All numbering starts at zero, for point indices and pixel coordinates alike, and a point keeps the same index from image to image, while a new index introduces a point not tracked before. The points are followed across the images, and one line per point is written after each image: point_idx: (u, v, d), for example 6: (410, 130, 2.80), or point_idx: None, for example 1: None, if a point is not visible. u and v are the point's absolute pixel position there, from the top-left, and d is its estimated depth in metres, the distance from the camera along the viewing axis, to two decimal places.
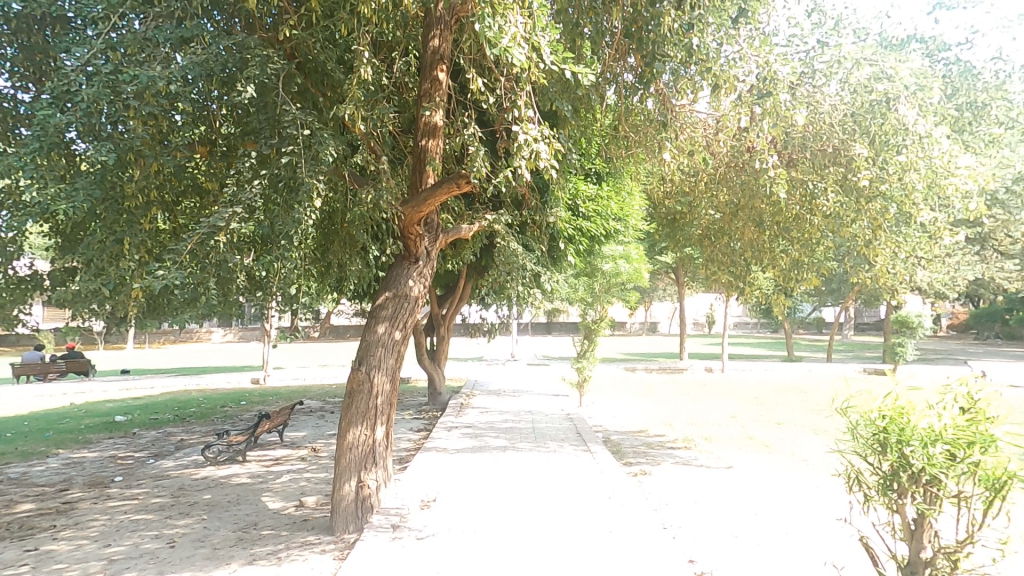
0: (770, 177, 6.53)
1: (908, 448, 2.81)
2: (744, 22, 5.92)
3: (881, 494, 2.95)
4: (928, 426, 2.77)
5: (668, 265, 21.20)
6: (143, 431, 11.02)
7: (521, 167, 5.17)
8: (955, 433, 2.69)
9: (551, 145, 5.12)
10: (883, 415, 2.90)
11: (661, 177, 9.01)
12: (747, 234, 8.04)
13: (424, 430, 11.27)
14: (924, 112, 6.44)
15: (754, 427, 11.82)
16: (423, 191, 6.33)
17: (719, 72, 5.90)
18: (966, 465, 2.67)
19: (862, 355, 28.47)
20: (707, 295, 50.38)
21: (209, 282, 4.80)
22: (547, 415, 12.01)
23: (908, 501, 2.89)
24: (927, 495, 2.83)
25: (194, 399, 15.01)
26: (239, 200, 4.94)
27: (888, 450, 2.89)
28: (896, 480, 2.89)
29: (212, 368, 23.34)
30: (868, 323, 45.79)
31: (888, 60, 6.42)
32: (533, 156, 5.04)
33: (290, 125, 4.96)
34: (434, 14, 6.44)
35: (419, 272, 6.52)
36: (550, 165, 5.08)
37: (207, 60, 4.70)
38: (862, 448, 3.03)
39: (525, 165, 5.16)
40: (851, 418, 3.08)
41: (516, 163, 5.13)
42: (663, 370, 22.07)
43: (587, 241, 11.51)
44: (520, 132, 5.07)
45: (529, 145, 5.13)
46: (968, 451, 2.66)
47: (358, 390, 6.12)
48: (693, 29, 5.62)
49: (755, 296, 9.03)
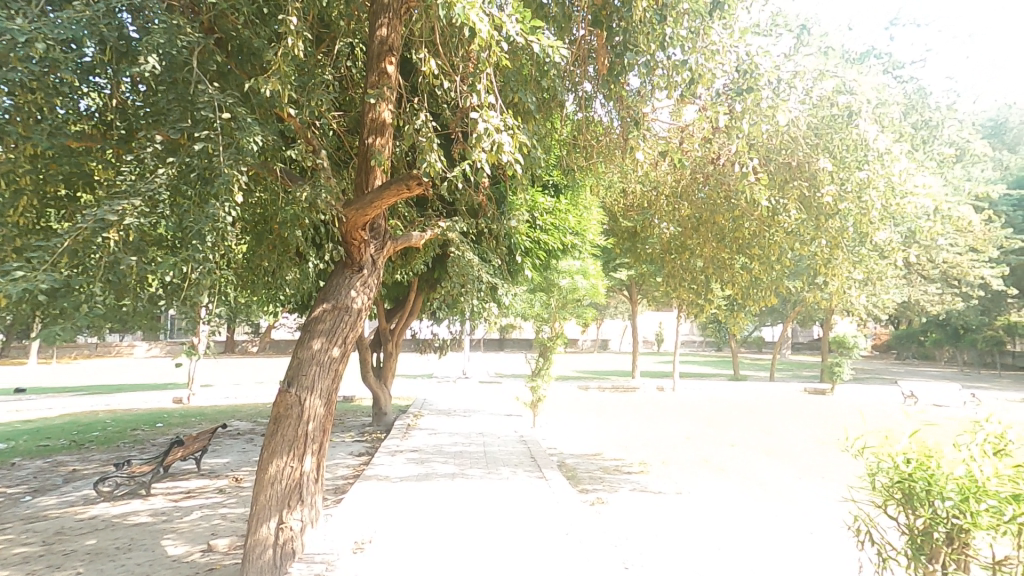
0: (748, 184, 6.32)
1: (938, 501, 2.82)
2: (719, 16, 5.45)
3: (910, 555, 2.92)
4: (966, 475, 2.76)
5: (622, 282, 21.03)
6: (27, 461, 9.60)
7: (481, 161, 4.69)
8: (998, 485, 2.66)
9: (517, 136, 4.62)
10: (909, 459, 2.99)
11: (621, 188, 8.91)
12: (706, 250, 7.76)
13: (366, 454, 10.40)
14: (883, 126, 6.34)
15: (709, 449, 11.64)
16: (368, 192, 5.70)
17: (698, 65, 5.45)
18: (1011, 525, 2.59)
19: (800, 374, 29.34)
20: (655, 314, 51.38)
21: (95, 289, 3.96)
22: (499, 437, 11.38)
23: (939, 567, 2.86)
24: (960, 561, 2.80)
25: (100, 422, 13.45)
26: (136, 190, 4.15)
27: (920, 504, 2.89)
28: (927, 541, 2.88)
29: (129, 386, 21.31)
30: (802, 343, 47.59)
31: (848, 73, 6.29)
32: (495, 148, 4.57)
33: (206, 105, 4.25)
34: (381, 2, 5.93)
35: (363, 281, 5.84)
36: (514, 159, 4.60)
37: (94, 21, 4.06)
38: (880, 494, 3.09)
39: (486, 157, 4.68)
40: (874, 466, 3.16)
41: (476, 157, 4.62)
42: (614, 388, 21.92)
43: (544, 254, 11.23)
44: (480, 120, 4.59)
45: (489, 136, 4.67)
46: (1014, 507, 2.59)
47: (285, 416, 5.34)
48: (667, 19, 5.33)
49: (713, 314, 8.78)
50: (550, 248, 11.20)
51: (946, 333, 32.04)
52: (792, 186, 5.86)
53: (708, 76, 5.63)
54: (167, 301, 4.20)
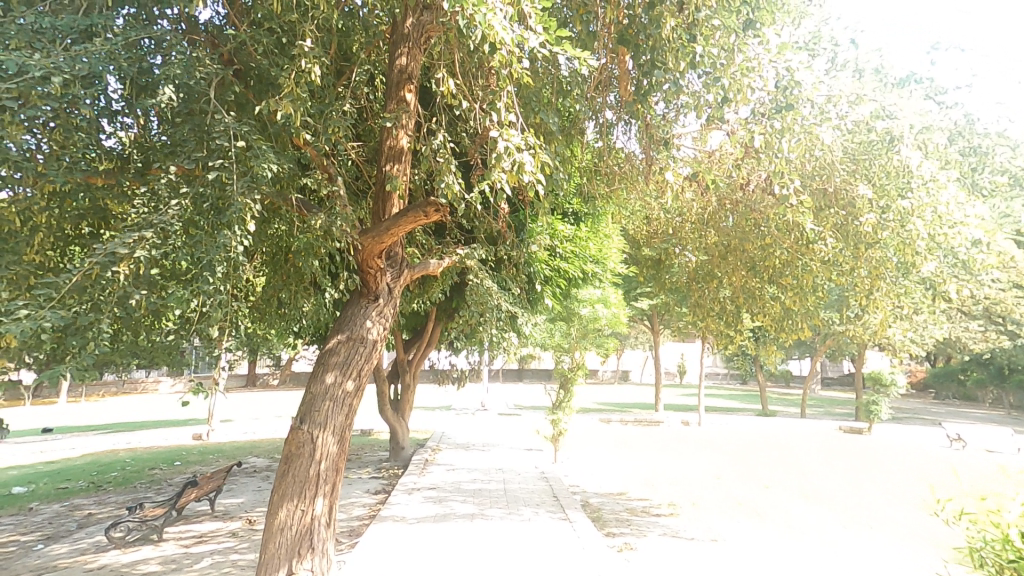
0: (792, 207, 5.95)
1: None
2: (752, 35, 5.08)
3: None
4: None
5: (644, 311, 20.57)
6: (43, 505, 9.45)
7: (501, 181, 4.48)
8: None
9: (539, 155, 4.43)
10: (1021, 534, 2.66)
11: (645, 215, 8.78)
12: (735, 277, 7.43)
13: (382, 492, 10.01)
14: (927, 153, 5.91)
15: (742, 492, 10.98)
16: (385, 219, 5.56)
17: (731, 83, 5.15)
18: None
19: (832, 411, 28.09)
20: (678, 346, 50.31)
21: (102, 325, 3.77)
22: (519, 474, 10.90)
23: None
24: None
25: (119, 462, 13.34)
26: (149, 221, 4.02)
27: None
28: None
29: (151, 423, 21.30)
30: (832, 378, 45.86)
31: (889, 96, 5.85)
32: (515, 168, 4.39)
33: (221, 135, 4.13)
34: (401, 31, 5.94)
35: (379, 312, 5.64)
36: (535, 178, 4.43)
37: (112, 55, 3.98)
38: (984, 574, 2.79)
39: (505, 177, 4.49)
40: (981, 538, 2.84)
41: (494, 177, 4.44)
42: (638, 421, 21.22)
43: (564, 283, 11.02)
44: (499, 139, 4.43)
45: (509, 156, 4.49)
46: None
47: (297, 455, 5.09)
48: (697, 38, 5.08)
49: (743, 345, 8.38)
50: (570, 276, 10.98)
51: (990, 372, 31.03)
52: (833, 209, 5.51)
53: (745, 92, 5.22)
54: (177, 335, 4.00)
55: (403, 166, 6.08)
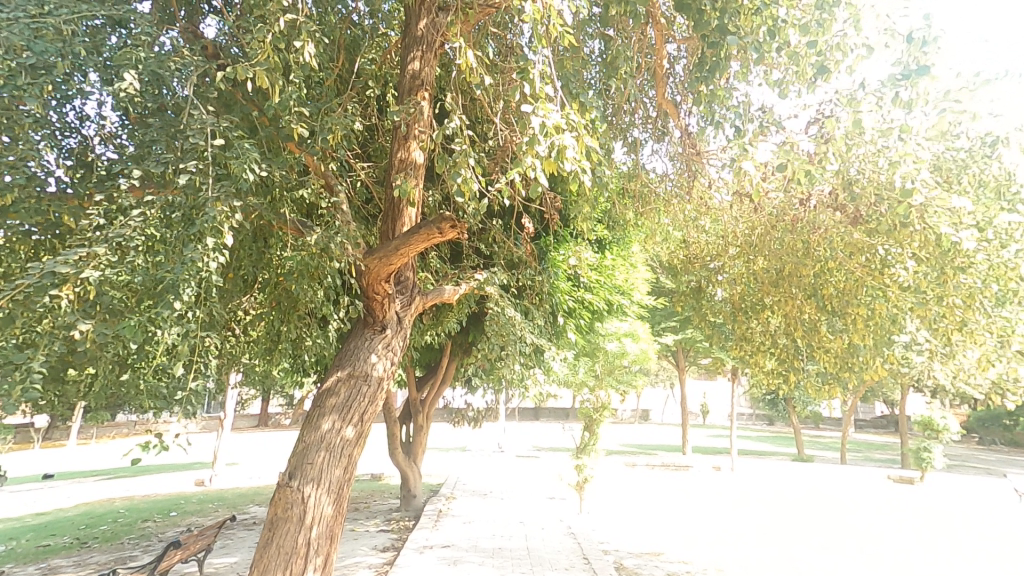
0: (888, 220, 4.99)
1: None
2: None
3: None
4: None
5: (671, 347, 19.46)
6: (19, 567, 8.56)
7: (535, 170, 3.66)
8: None
9: (582, 138, 3.68)
10: None
11: (680, 240, 7.87)
12: (791, 309, 6.42)
13: (391, 551, 8.94)
14: None
15: (797, 554, 9.69)
16: (394, 238, 4.86)
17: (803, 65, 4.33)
18: None
19: (873, 457, 26.21)
20: (701, 385, 48.49)
21: (31, 363, 2.92)
22: (543, 530, 9.73)
23: None
24: None
25: (114, 512, 12.47)
26: (104, 236, 3.27)
27: None
28: None
29: (155, 468, 20.35)
30: (865, 420, 43.53)
31: None
32: (554, 153, 3.61)
33: (196, 131, 3.36)
34: (415, 34, 5.38)
35: (385, 344, 4.88)
36: (579, 168, 3.68)
37: (69, 40, 3.36)
38: None
39: (541, 165, 3.73)
40: None
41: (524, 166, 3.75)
42: (666, 465, 19.78)
43: (588, 314, 10.14)
44: (533, 115, 3.58)
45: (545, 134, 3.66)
46: None
47: (285, 518, 4.22)
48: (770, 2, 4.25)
49: (799, 386, 7.35)
50: (595, 308, 10.12)
51: None
52: (931, 213, 4.57)
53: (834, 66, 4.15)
54: (127, 373, 3.22)
55: (416, 179, 5.45)
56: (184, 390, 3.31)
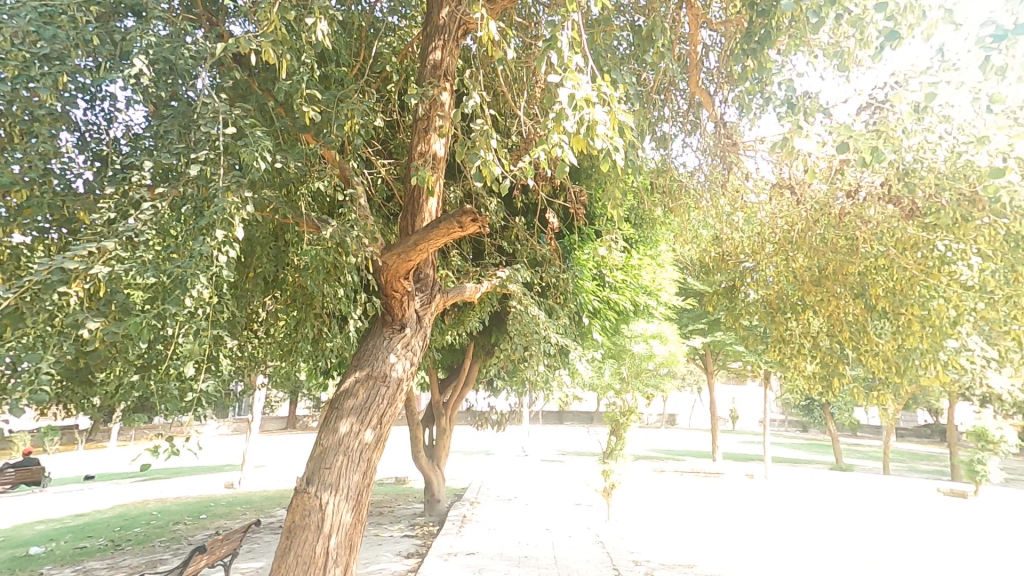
0: None
1: None
2: None
3: None
4: None
5: (701, 350, 18.92)
6: (53, 569, 8.63)
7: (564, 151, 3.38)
8: None
9: (615, 112, 3.39)
10: None
11: (713, 238, 7.50)
12: (834, 310, 5.98)
13: (416, 558, 8.74)
14: None
15: (841, 569, 9.14)
16: (413, 233, 4.67)
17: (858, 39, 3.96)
18: None
19: (916, 467, 25.06)
20: (731, 390, 47.35)
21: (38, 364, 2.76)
22: (572, 538, 9.41)
23: None
24: None
25: (146, 514, 12.60)
26: (115, 230, 3.10)
27: None
28: None
29: (186, 469, 20.66)
30: (906, 429, 41.82)
31: None
32: (584, 129, 3.30)
33: (207, 119, 3.19)
34: (437, 23, 5.20)
35: (404, 343, 4.69)
36: (610, 143, 3.34)
37: (81, 27, 3.23)
38: None
39: (571, 144, 3.43)
40: None
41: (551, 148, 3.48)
42: (696, 471, 19.22)
43: (615, 316, 9.82)
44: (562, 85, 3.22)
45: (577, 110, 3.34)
46: None
47: (302, 525, 4.05)
48: None
49: (844, 392, 6.90)
50: (622, 309, 9.79)
51: None
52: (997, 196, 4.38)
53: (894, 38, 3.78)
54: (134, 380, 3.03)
55: (437, 173, 5.28)
56: (193, 392, 3.11)
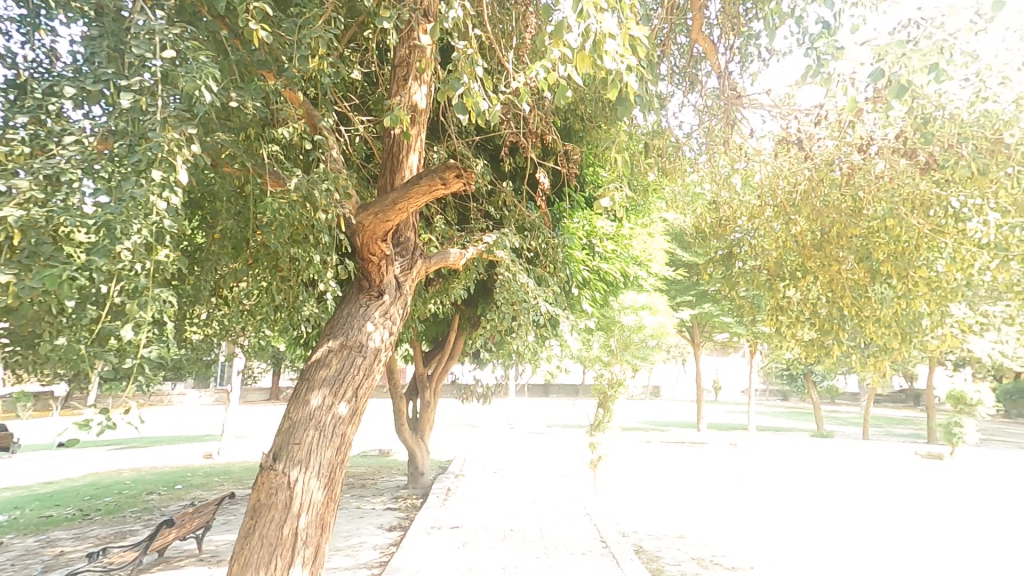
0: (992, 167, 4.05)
1: None
2: None
3: None
4: None
5: (688, 322, 18.85)
6: (16, 539, 8.27)
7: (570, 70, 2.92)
8: None
9: (628, 26, 2.90)
10: None
11: (709, 202, 7.17)
12: (834, 274, 5.76)
13: (397, 530, 8.53)
14: None
15: (825, 534, 9.16)
16: (392, 191, 4.26)
17: None
18: None
19: (893, 433, 25.58)
20: (715, 362, 47.96)
21: None
22: (559, 510, 9.26)
23: None
24: None
25: (119, 484, 12.24)
26: (31, 169, 2.62)
27: None
28: None
29: (166, 439, 20.27)
30: (882, 397, 42.87)
31: None
32: (593, 43, 2.79)
33: (141, 39, 2.70)
34: None
35: (382, 311, 4.32)
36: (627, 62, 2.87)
37: None
38: None
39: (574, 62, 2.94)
40: None
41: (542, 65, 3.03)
42: (681, 442, 19.34)
43: (605, 286, 9.50)
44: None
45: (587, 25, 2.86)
46: None
47: (268, 504, 3.72)
48: None
49: (840, 361, 6.69)
50: (612, 278, 9.46)
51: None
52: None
53: None
54: (56, 344, 2.58)
55: (417, 127, 4.83)
56: (130, 359, 2.67)
